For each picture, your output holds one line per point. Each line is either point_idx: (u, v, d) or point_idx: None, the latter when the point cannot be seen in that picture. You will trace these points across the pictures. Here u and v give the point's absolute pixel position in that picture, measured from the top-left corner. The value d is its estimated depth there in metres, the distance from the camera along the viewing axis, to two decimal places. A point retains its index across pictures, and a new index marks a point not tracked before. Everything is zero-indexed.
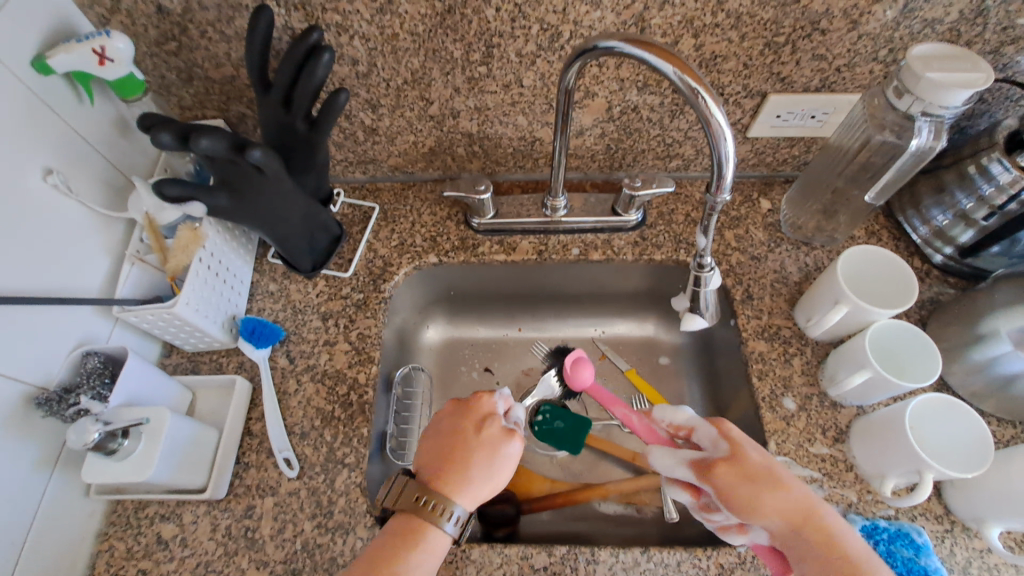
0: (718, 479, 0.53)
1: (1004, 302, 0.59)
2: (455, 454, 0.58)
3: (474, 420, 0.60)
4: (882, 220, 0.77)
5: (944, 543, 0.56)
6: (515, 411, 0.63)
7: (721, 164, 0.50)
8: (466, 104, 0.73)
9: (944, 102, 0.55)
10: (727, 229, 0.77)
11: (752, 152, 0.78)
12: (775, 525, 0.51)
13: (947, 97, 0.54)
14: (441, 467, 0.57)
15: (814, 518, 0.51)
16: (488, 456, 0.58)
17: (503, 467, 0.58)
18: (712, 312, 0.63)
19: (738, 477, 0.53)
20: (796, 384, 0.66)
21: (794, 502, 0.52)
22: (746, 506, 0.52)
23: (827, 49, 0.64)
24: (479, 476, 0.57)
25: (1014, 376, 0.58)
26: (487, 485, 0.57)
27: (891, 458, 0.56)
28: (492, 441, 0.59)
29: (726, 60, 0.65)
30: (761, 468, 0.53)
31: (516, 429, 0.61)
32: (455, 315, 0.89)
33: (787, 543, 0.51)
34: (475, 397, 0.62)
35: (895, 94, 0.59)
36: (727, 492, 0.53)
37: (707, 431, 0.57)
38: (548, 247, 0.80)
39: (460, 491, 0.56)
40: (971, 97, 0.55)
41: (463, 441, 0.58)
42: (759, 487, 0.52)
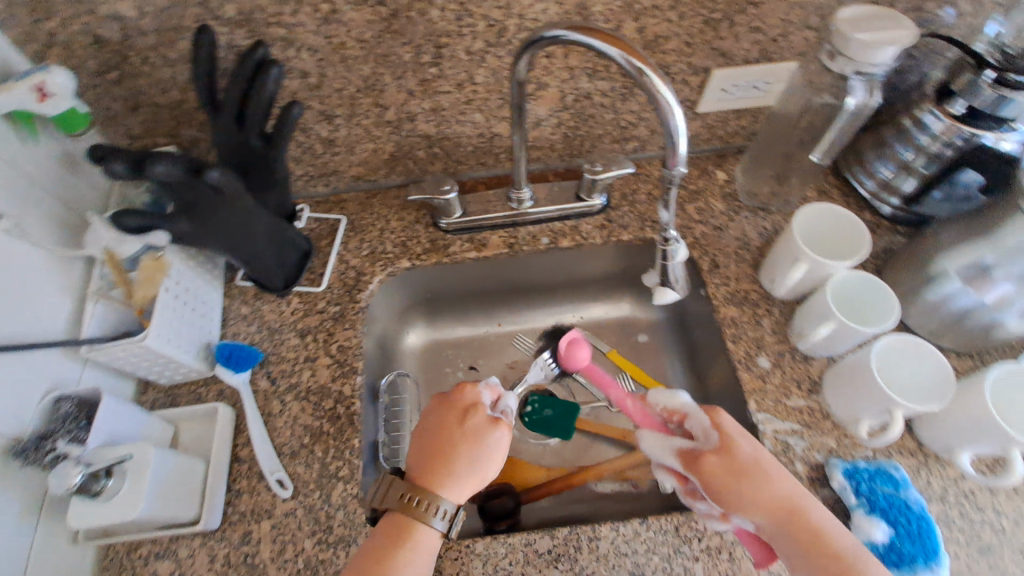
0: (706, 470, 0.55)
1: (948, 242, 0.62)
2: (442, 450, 0.58)
3: (461, 410, 0.61)
4: (831, 179, 0.81)
5: (921, 475, 0.59)
6: (503, 401, 0.63)
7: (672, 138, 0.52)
8: (422, 106, 0.73)
9: (873, 59, 0.57)
10: (688, 203, 0.80)
11: (703, 127, 0.81)
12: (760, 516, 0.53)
13: (875, 55, 0.57)
14: (427, 464, 0.58)
15: (800, 512, 0.53)
16: (474, 446, 0.59)
17: (491, 455, 0.59)
18: (682, 282, 0.65)
19: (725, 470, 0.55)
20: (768, 344, 0.69)
21: (779, 496, 0.53)
22: (731, 499, 0.54)
23: (762, 21, 0.66)
24: (465, 469, 0.57)
25: (966, 311, 0.62)
26: (473, 477, 0.57)
27: (863, 402, 0.59)
28: (479, 430, 0.60)
29: (668, 40, 0.68)
30: (748, 461, 0.55)
31: (501, 418, 0.61)
32: (433, 318, 0.89)
33: (770, 534, 0.53)
34: (459, 389, 0.63)
35: (828, 56, 0.62)
36: (707, 480, 0.55)
37: (701, 420, 0.58)
38: (518, 239, 0.80)
39: (449, 483, 0.57)
40: (898, 55, 0.58)
41: (448, 435, 0.59)
42: (744, 478, 0.54)
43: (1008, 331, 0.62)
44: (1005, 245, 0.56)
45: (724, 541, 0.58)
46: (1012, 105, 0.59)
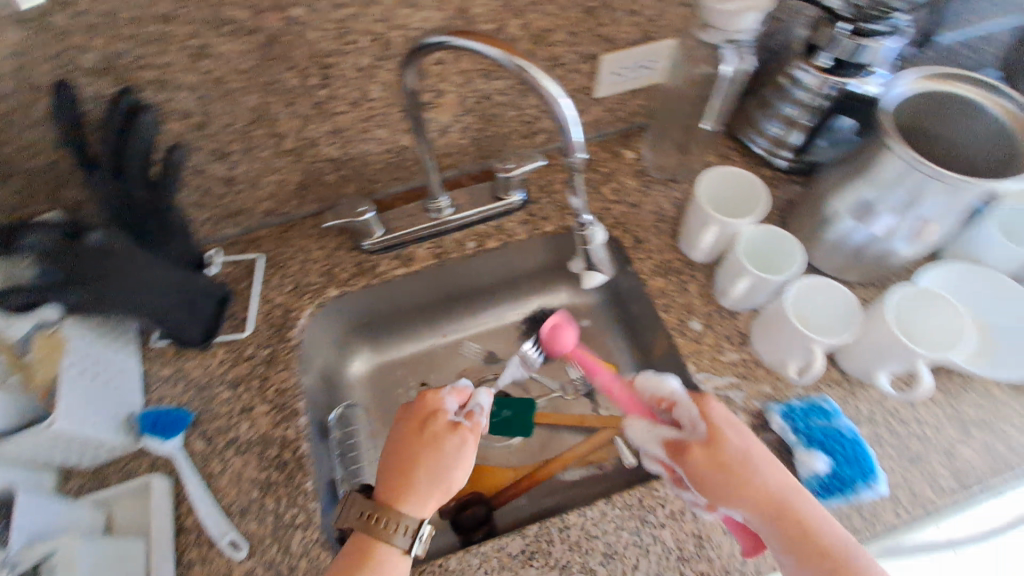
0: (691, 461, 0.56)
1: (830, 185, 0.67)
2: (405, 462, 0.57)
3: (422, 416, 0.60)
4: (728, 143, 0.86)
5: (850, 403, 0.64)
6: (471, 402, 0.64)
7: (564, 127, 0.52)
8: (321, 130, 0.71)
9: (738, 26, 0.60)
10: (602, 186, 0.82)
11: (605, 111, 0.83)
12: (747, 510, 0.53)
13: (739, 22, 0.60)
14: (391, 479, 0.56)
15: (788, 508, 0.52)
16: (435, 454, 0.57)
17: (454, 460, 0.57)
18: (605, 263, 0.66)
19: (709, 462, 0.55)
20: (698, 307, 0.71)
21: (766, 489, 0.53)
22: (716, 491, 0.54)
23: (639, 5, 0.69)
24: (427, 481, 0.56)
25: (864, 245, 0.67)
26: (437, 489, 0.56)
27: (787, 345, 0.63)
28: (439, 435, 0.58)
29: (553, 34, 0.69)
30: (735, 456, 0.55)
31: (464, 422, 0.60)
32: (377, 340, 0.88)
33: (757, 527, 0.54)
34: (422, 397, 0.62)
35: (702, 27, 0.65)
36: (694, 472, 0.55)
37: (689, 411, 0.59)
38: (445, 248, 0.79)
39: (410, 495, 0.55)
40: (761, 19, 0.61)
41: (409, 446, 0.58)
42: (729, 473, 0.54)
43: (902, 254, 0.66)
44: (883, 185, 0.60)
45: (686, 503, 0.59)
46: (867, 51, 0.64)
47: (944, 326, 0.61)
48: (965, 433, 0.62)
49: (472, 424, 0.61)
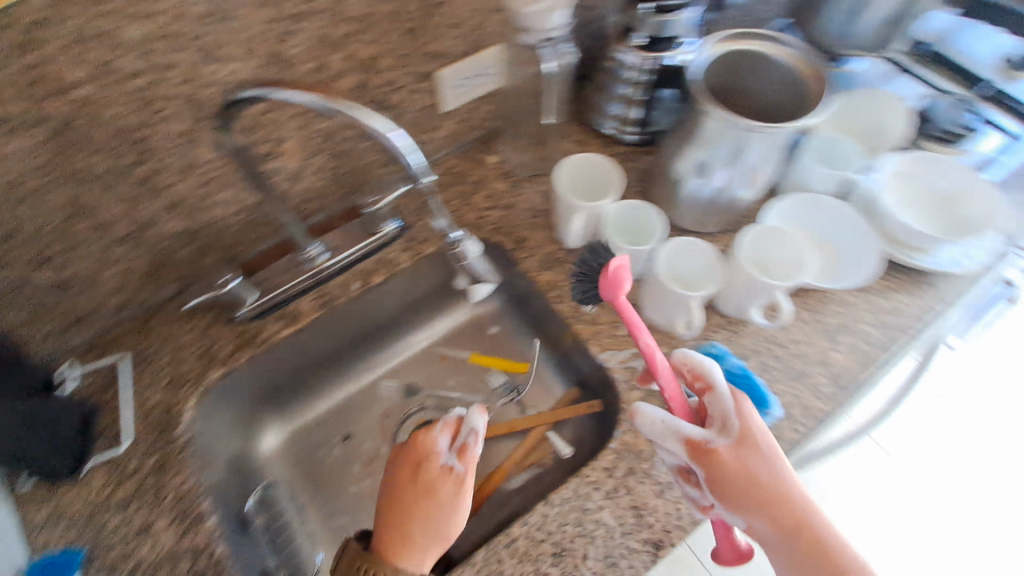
0: (718, 461, 0.57)
1: (671, 151, 0.73)
2: (398, 511, 0.62)
3: (417, 464, 0.65)
4: (581, 129, 0.90)
5: (736, 341, 0.69)
6: (460, 434, 0.67)
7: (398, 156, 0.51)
8: (155, 208, 0.65)
9: (549, 26, 0.63)
10: (473, 195, 0.83)
11: (458, 122, 0.83)
12: (763, 520, 0.56)
13: (550, 22, 0.62)
14: (386, 529, 0.62)
15: (808, 523, 0.55)
16: (428, 501, 0.63)
17: (449, 506, 0.62)
18: (488, 272, 0.67)
19: (739, 467, 0.57)
20: (588, 290, 0.74)
21: (788, 501, 0.56)
22: (736, 495, 0.56)
23: (455, 17, 0.67)
24: (420, 529, 0.61)
25: (715, 196, 0.73)
26: (431, 536, 0.61)
27: (668, 306, 0.67)
28: (433, 483, 0.64)
29: (380, 59, 0.66)
30: (762, 464, 0.57)
31: (455, 465, 0.65)
32: (286, 406, 0.83)
33: (768, 537, 0.56)
34: (416, 440, 0.67)
35: (522, 30, 0.66)
36: (719, 477, 0.57)
37: (723, 406, 0.59)
38: (331, 295, 0.76)
39: (406, 545, 0.60)
40: (567, 17, 0.64)
41: (402, 493, 0.64)
42: (755, 479, 0.56)
43: (746, 198, 0.74)
44: (711, 146, 0.66)
45: (617, 479, 0.62)
46: (672, 26, 0.71)
47: (792, 252, 0.68)
48: (833, 340, 0.70)
49: (465, 464, 0.65)
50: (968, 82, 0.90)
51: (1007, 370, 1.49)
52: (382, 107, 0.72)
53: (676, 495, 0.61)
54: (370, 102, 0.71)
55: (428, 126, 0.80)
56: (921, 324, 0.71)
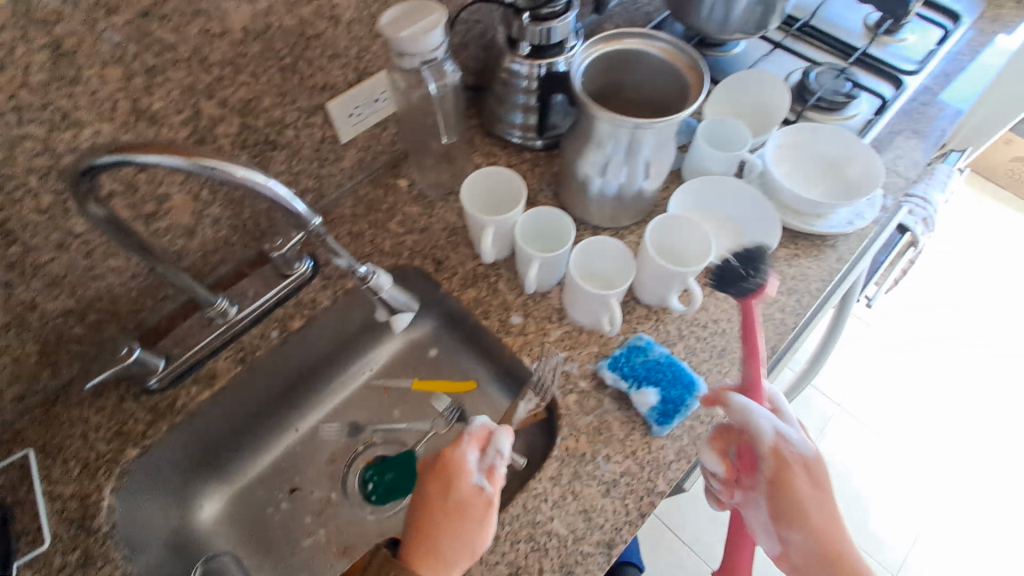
0: (784, 469, 0.57)
1: (573, 153, 0.73)
2: (428, 529, 0.56)
3: (449, 476, 0.58)
4: (488, 141, 0.89)
5: (659, 330, 0.72)
6: (494, 448, 0.59)
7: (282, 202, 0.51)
8: (34, 288, 0.61)
9: (429, 47, 0.61)
10: (388, 223, 0.81)
11: (361, 152, 0.81)
12: (807, 540, 0.55)
13: (428, 42, 0.60)
14: (417, 544, 0.56)
15: (848, 560, 0.55)
16: (459, 522, 0.56)
17: (480, 524, 0.56)
18: (406, 301, 0.65)
19: (800, 483, 0.57)
20: (513, 302, 0.74)
21: (833, 533, 0.56)
22: (790, 505, 0.56)
23: (335, 47, 0.66)
24: (452, 551, 0.55)
25: (619, 192, 0.74)
26: (462, 558, 0.55)
27: (591, 306, 0.68)
28: (465, 499, 0.57)
29: (260, 99, 0.64)
30: (823, 492, 0.57)
31: (489, 481, 0.58)
32: (224, 468, 0.80)
33: (805, 557, 0.56)
34: (449, 452, 0.59)
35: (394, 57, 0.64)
36: (784, 483, 0.56)
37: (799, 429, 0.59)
38: (247, 348, 0.72)
39: (433, 561, 0.55)
40: (444, 35, 0.63)
41: (432, 511, 0.57)
42: (813, 500, 0.56)
43: (649, 190, 0.75)
44: (605, 146, 0.68)
45: (563, 486, 0.62)
46: (558, 30, 0.74)
47: (693, 242, 0.69)
48: None
49: (495, 481, 0.58)
50: (839, 52, 0.97)
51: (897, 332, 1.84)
52: (273, 148, 0.70)
53: (621, 491, 0.62)
54: (258, 145, 0.68)
55: (329, 159, 0.78)
56: (826, 283, 0.74)
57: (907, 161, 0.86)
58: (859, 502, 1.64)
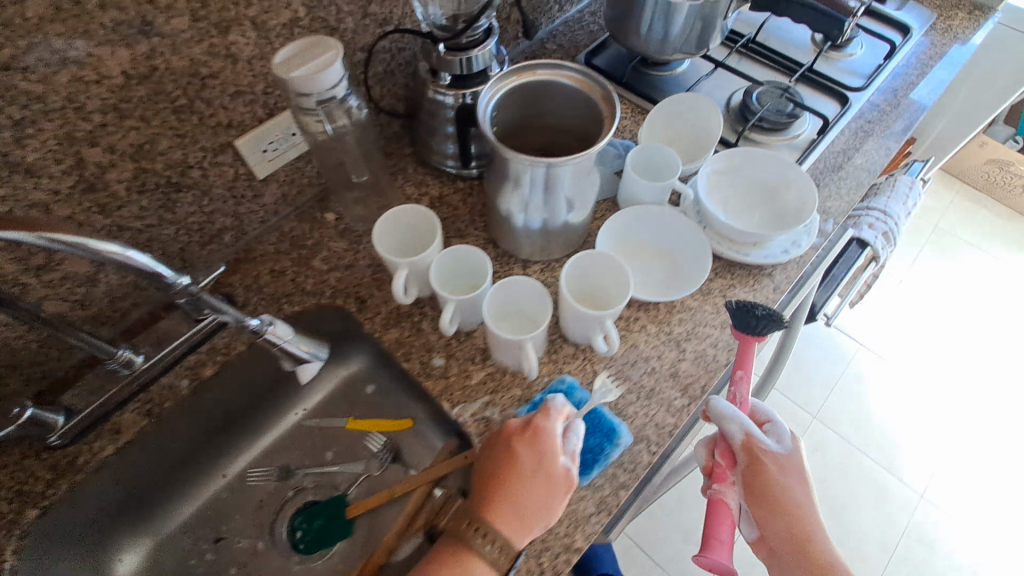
0: (761, 469, 0.64)
1: (491, 191, 0.70)
2: (511, 483, 0.58)
3: (539, 446, 0.59)
4: (423, 169, 0.86)
5: (586, 370, 0.69)
6: (573, 432, 0.61)
7: (146, 270, 0.48)
8: None
9: (326, 85, 0.57)
10: (312, 259, 0.78)
11: (283, 187, 0.78)
12: (783, 528, 0.64)
13: (323, 80, 0.57)
14: (494, 495, 0.58)
15: (813, 544, 0.63)
16: (541, 485, 0.58)
17: (558, 498, 0.58)
18: (311, 350, 0.63)
19: (775, 482, 0.64)
20: (436, 343, 0.72)
21: (803, 521, 0.64)
22: (769, 500, 0.63)
23: (236, 84, 0.63)
24: (532, 510, 0.57)
25: (543, 227, 0.71)
26: (542, 515, 0.57)
27: (507, 350, 0.65)
28: (548, 475, 0.58)
29: (154, 143, 0.61)
30: (798, 487, 0.65)
31: (572, 457, 0.59)
32: (146, 519, 0.77)
33: (780, 542, 0.64)
34: (538, 420, 0.60)
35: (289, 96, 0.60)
36: (763, 479, 0.64)
37: (781, 431, 0.67)
38: (154, 400, 0.71)
39: (514, 523, 0.57)
40: (344, 71, 0.60)
41: (515, 470, 0.58)
42: (789, 495, 0.64)
43: (576, 222, 0.72)
44: (521, 184, 0.64)
45: None
46: (479, 58, 0.71)
47: (611, 278, 0.66)
48: (680, 349, 0.70)
49: (574, 459, 0.60)
50: (784, 70, 0.94)
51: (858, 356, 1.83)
52: (177, 190, 0.67)
53: (535, 548, 0.59)
54: (159, 188, 0.65)
55: (246, 196, 0.74)
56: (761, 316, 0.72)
57: (849, 183, 0.83)
58: (838, 516, 1.60)
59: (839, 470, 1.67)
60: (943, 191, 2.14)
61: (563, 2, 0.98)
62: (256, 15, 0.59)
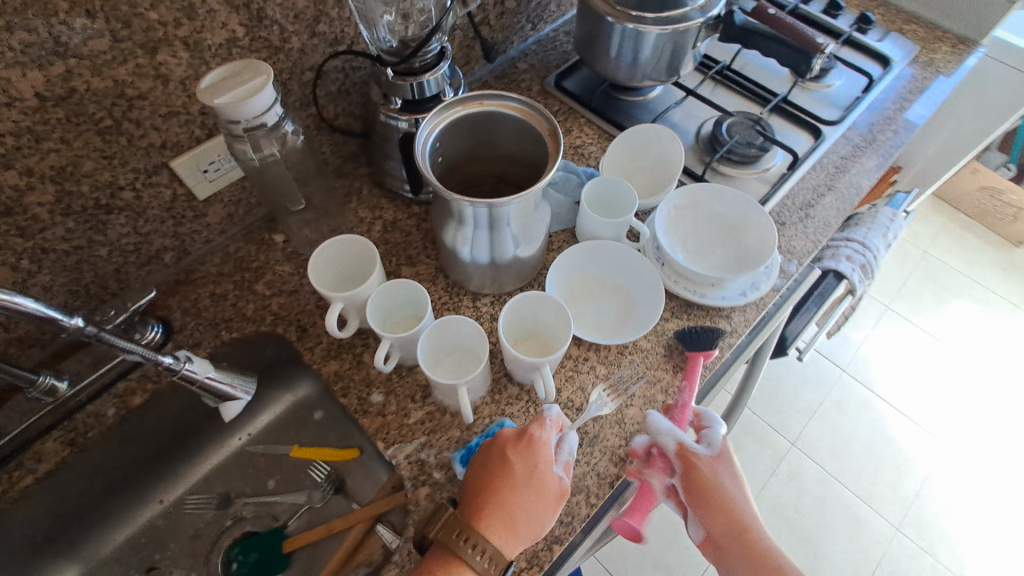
0: (693, 471, 0.65)
1: (436, 225, 0.67)
2: (505, 494, 0.57)
3: (534, 457, 0.59)
4: (379, 191, 0.82)
5: (528, 414, 0.66)
6: (566, 443, 0.61)
7: (42, 317, 0.47)
8: None
9: (253, 113, 0.54)
10: (255, 283, 0.75)
11: (228, 207, 0.74)
12: (721, 525, 0.64)
13: (251, 108, 0.54)
14: (486, 505, 0.57)
15: (749, 535, 0.64)
16: (534, 498, 0.58)
17: (550, 509, 0.58)
18: (235, 386, 0.61)
19: (706, 481, 0.65)
20: (376, 378, 0.69)
21: (737, 515, 0.65)
22: (703, 499, 0.64)
23: (169, 105, 0.60)
24: (525, 520, 0.57)
25: (491, 263, 0.68)
26: (535, 526, 0.57)
27: (444, 392, 0.62)
28: (541, 485, 0.58)
29: (78, 165, 0.58)
30: (729, 483, 0.65)
31: (564, 469, 0.60)
32: (75, 548, 0.73)
33: (719, 538, 0.65)
34: (533, 431, 0.60)
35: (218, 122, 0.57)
36: (697, 482, 0.65)
37: (713, 434, 0.68)
38: (80, 429, 0.67)
39: (506, 533, 0.56)
40: (276, 97, 0.57)
41: (509, 481, 0.58)
42: (721, 492, 0.64)
43: (528, 256, 0.69)
44: (465, 223, 0.62)
45: None
46: (431, 82, 0.67)
47: (555, 318, 0.64)
48: (629, 395, 0.67)
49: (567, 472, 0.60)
50: (758, 99, 0.91)
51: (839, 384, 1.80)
52: (107, 212, 0.64)
53: None
54: (86, 211, 0.62)
55: (187, 217, 0.71)
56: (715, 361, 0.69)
57: (816, 222, 0.80)
58: (811, 547, 1.57)
59: (816, 500, 1.64)
60: (935, 216, 2.11)
61: (536, 20, 0.95)
62: (187, 34, 0.56)
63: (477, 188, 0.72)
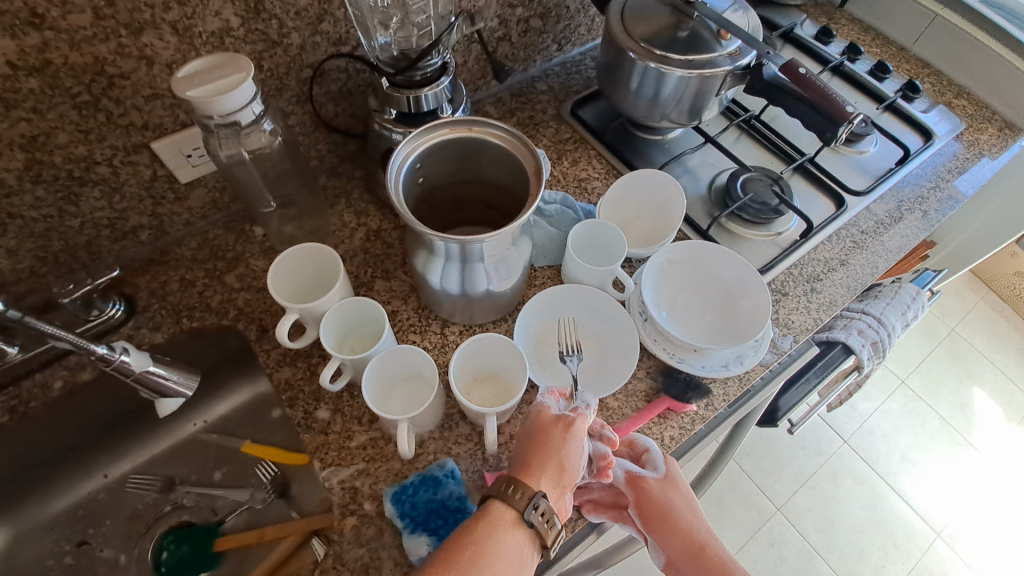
0: (641, 498, 0.60)
1: (410, 248, 0.63)
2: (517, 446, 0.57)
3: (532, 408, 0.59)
4: (367, 197, 0.79)
5: (475, 457, 0.62)
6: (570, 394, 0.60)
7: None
8: None
9: (225, 109, 0.52)
10: (227, 273, 0.73)
11: (212, 192, 0.73)
12: (678, 548, 0.59)
13: (223, 104, 0.51)
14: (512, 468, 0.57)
15: (710, 550, 0.59)
16: (538, 433, 0.56)
17: (559, 440, 0.55)
18: (178, 379, 0.59)
19: (656, 505, 0.59)
20: (326, 393, 0.66)
21: (692, 533, 0.59)
22: (655, 526, 0.59)
23: (152, 87, 0.58)
24: (536, 454, 0.54)
25: (463, 294, 0.64)
26: (549, 457, 0.54)
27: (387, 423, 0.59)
28: (557, 418, 0.57)
29: (52, 135, 0.57)
30: (680, 502, 0.60)
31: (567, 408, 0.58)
32: (10, 511, 0.72)
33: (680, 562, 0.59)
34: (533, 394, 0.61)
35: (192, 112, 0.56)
36: (647, 507, 0.59)
37: (656, 458, 0.61)
38: (22, 399, 0.67)
39: (530, 466, 0.53)
40: (255, 93, 0.55)
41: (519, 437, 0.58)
42: (671, 513, 0.59)
43: (502, 292, 0.65)
44: (436, 254, 0.59)
45: None
46: (429, 97, 0.64)
47: (514, 361, 0.62)
48: None
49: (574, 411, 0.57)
50: (782, 156, 0.86)
51: (838, 455, 1.71)
52: (81, 184, 0.63)
53: None
54: (58, 180, 0.61)
55: (166, 199, 0.70)
56: (685, 433, 0.64)
57: (822, 298, 0.75)
58: None
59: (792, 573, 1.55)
60: (968, 294, 1.99)
61: (563, 42, 0.91)
62: (176, 19, 0.55)
63: (464, 212, 0.69)
